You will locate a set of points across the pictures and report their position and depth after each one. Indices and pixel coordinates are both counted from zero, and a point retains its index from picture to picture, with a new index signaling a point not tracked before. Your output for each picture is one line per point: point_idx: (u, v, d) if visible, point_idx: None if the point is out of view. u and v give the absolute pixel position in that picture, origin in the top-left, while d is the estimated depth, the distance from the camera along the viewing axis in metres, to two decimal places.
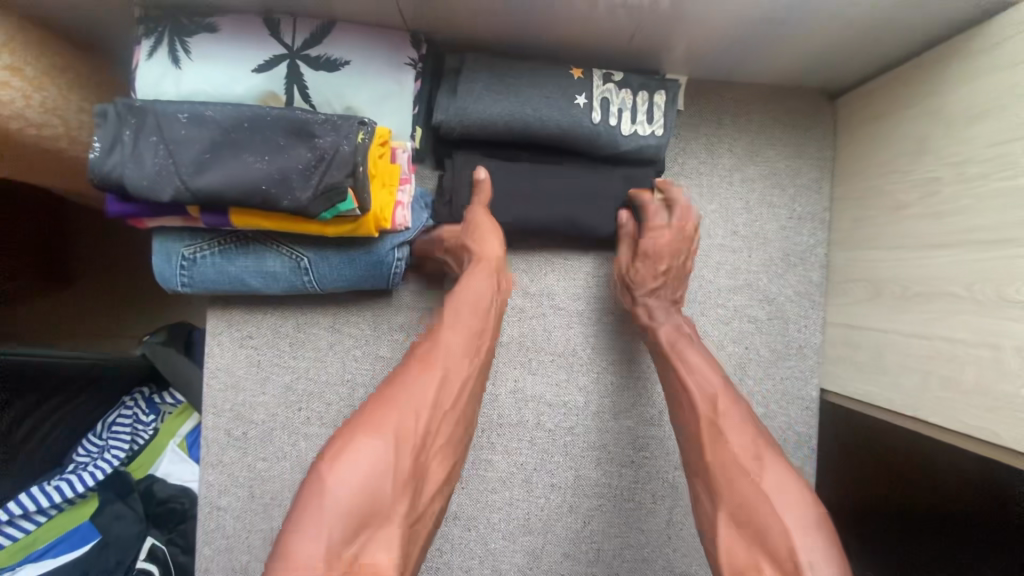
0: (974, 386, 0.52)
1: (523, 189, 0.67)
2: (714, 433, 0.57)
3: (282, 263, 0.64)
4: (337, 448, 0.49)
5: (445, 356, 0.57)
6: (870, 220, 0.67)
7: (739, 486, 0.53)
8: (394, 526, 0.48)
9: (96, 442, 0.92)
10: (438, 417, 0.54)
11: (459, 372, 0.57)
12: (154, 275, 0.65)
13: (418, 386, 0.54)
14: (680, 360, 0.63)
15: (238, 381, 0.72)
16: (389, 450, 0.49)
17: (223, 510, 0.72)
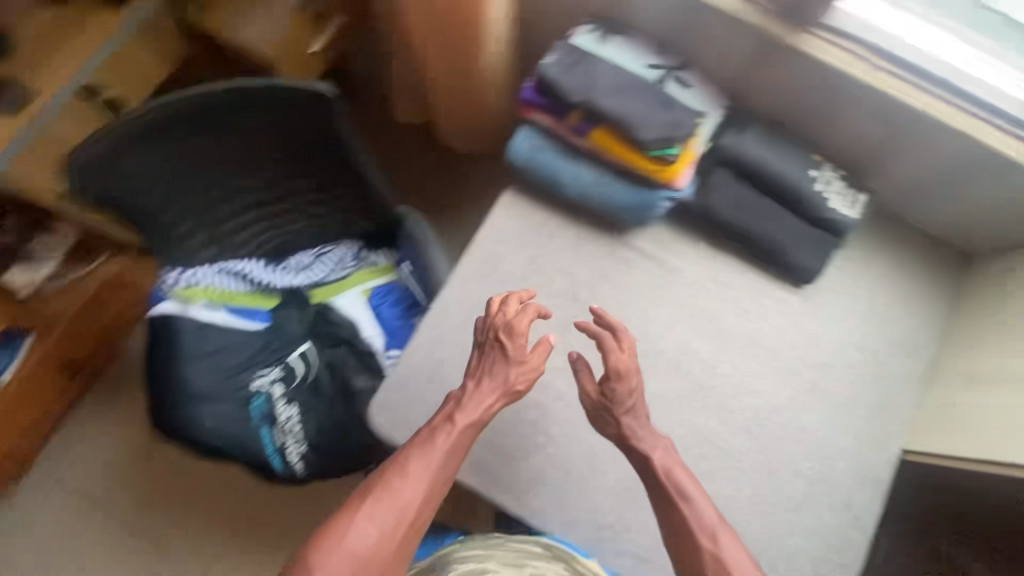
0: None
1: (757, 208, 0.97)
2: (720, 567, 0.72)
3: (591, 175, 0.95)
4: (322, 549, 0.73)
5: (418, 481, 0.78)
6: (980, 336, 0.93)
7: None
8: None
9: (307, 259, 1.29)
10: (403, 517, 0.76)
11: (428, 484, 0.79)
12: (510, 146, 0.96)
13: (397, 501, 0.77)
14: (681, 495, 0.78)
15: (503, 239, 1.00)
16: (352, 564, 0.73)
17: (449, 315, 0.97)
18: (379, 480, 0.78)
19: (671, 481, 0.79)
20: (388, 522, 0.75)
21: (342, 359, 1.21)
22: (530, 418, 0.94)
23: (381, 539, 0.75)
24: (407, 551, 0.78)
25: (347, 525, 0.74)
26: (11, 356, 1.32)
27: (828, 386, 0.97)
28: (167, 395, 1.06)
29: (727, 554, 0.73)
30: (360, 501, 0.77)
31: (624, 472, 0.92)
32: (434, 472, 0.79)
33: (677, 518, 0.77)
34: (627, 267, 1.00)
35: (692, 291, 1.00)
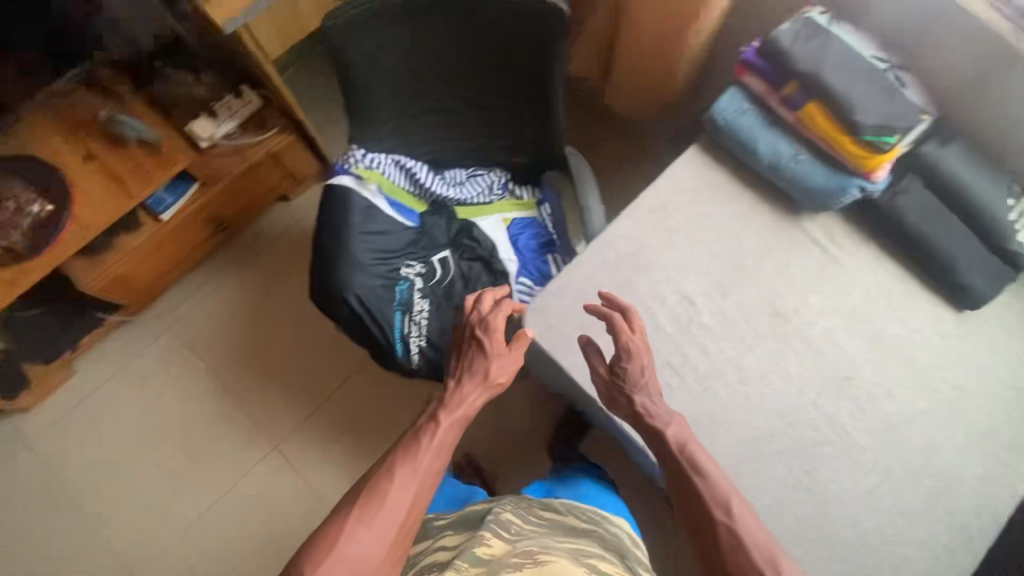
0: None
1: (943, 220, 0.97)
2: (743, 543, 0.69)
3: (789, 149, 0.97)
4: (320, 552, 0.69)
5: (411, 481, 0.76)
6: None
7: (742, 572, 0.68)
8: None
9: (460, 177, 1.36)
10: (405, 507, 0.75)
11: (426, 480, 0.78)
12: (715, 104, 0.99)
13: (388, 504, 0.74)
14: (699, 473, 0.76)
15: (679, 190, 1.03)
16: (351, 563, 0.69)
17: (613, 247, 1.00)
18: (369, 483, 0.76)
19: (690, 463, 0.77)
20: (389, 516, 0.73)
21: (476, 275, 1.27)
22: (671, 362, 0.95)
23: (379, 545, 0.71)
24: (401, 556, 0.74)
25: (336, 534, 0.70)
26: (178, 196, 1.45)
27: (968, 413, 0.96)
28: (328, 257, 1.13)
29: (744, 529, 0.70)
30: (354, 504, 0.73)
31: (749, 437, 0.93)
32: (428, 468, 0.79)
33: (694, 497, 0.74)
34: (793, 248, 1.01)
35: (852, 287, 1.01)
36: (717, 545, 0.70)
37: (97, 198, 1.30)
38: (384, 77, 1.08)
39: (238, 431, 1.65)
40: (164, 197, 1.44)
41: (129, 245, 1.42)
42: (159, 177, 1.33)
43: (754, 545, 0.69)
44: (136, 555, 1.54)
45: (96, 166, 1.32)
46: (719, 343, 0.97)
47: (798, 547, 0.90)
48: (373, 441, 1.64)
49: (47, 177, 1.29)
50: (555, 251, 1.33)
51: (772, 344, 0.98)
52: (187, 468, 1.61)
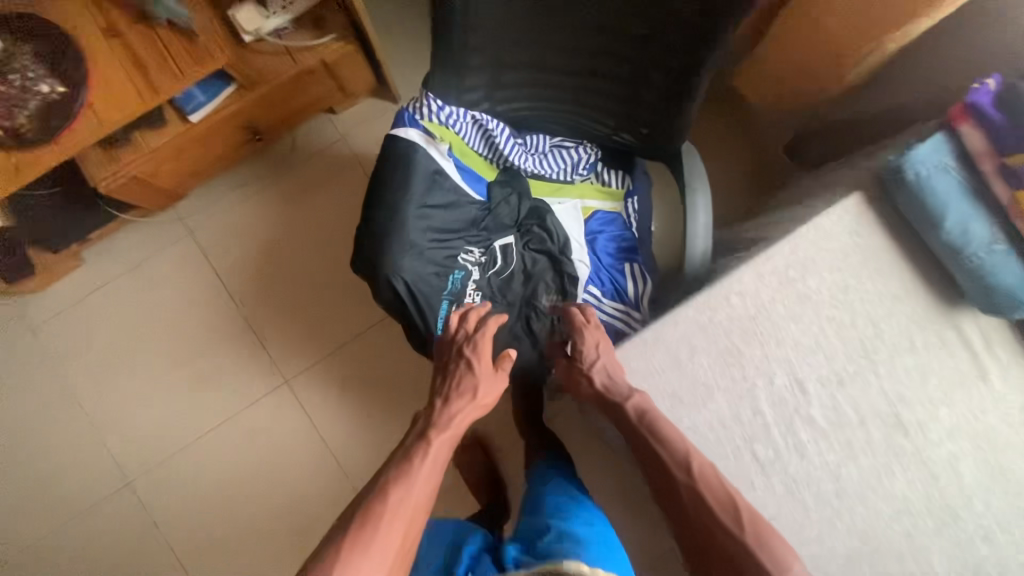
0: None
1: None
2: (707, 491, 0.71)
3: (985, 233, 0.75)
4: None
5: (409, 503, 0.75)
6: None
7: (715, 532, 0.69)
8: None
9: (543, 146, 1.13)
10: (408, 516, 0.74)
11: (420, 497, 0.77)
12: (910, 150, 0.76)
13: (382, 528, 0.72)
14: (656, 432, 0.75)
15: (824, 249, 0.82)
16: None
17: (729, 304, 0.82)
18: (362, 508, 0.74)
19: (641, 421, 0.76)
20: (391, 531, 0.72)
21: (538, 270, 1.10)
22: (760, 456, 0.80)
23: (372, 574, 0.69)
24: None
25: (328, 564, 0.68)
26: (212, 96, 1.23)
27: None
28: (380, 227, 0.94)
29: (702, 480, 0.71)
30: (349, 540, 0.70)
31: (822, 557, 0.79)
32: (420, 491, 0.78)
33: (655, 458, 0.74)
34: (938, 348, 0.83)
35: (993, 409, 0.83)
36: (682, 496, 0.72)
37: (115, 84, 1.09)
38: (493, 17, 0.83)
39: (250, 356, 1.56)
40: (196, 94, 1.23)
41: (151, 144, 1.23)
42: (188, 71, 1.10)
43: (716, 500, 0.70)
44: (130, 456, 1.51)
45: (120, 44, 1.10)
46: (823, 445, 0.81)
47: None
48: (388, 397, 1.56)
49: (63, 48, 1.08)
50: (635, 260, 1.13)
51: (884, 457, 0.81)
52: (194, 383, 1.55)
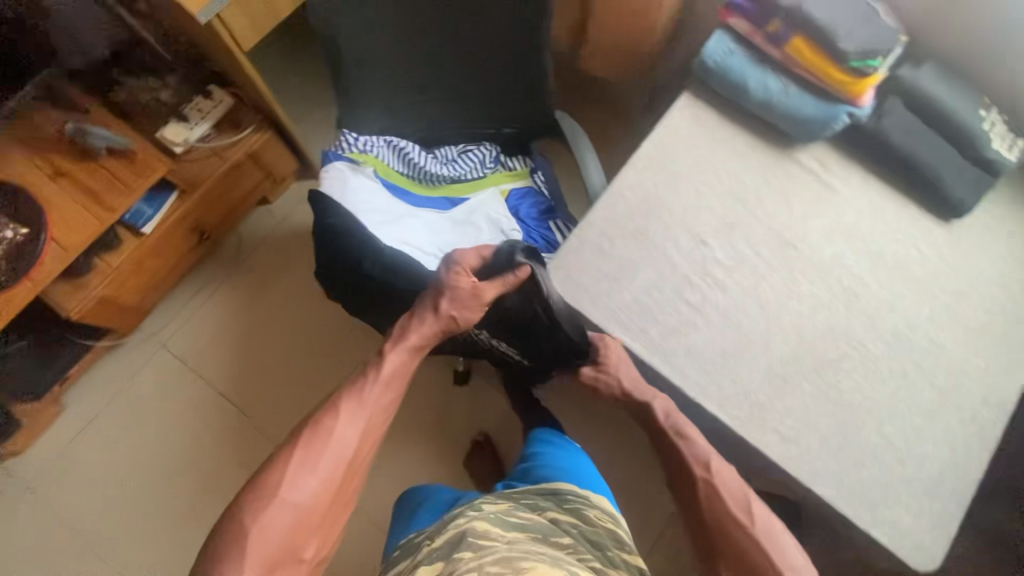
0: None
1: (925, 135, 1.03)
2: (717, 484, 0.83)
3: (778, 83, 1.01)
4: (259, 503, 0.74)
5: (353, 422, 0.84)
6: None
7: (702, 502, 0.83)
8: (303, 554, 0.75)
9: (451, 154, 1.36)
10: (354, 441, 0.83)
11: (367, 417, 0.85)
12: (706, 46, 1.02)
13: (332, 445, 0.81)
14: (683, 437, 0.90)
15: (678, 135, 1.06)
16: (297, 505, 0.75)
17: (625, 196, 1.02)
18: (314, 421, 0.82)
19: (680, 434, 0.91)
20: (334, 453, 0.80)
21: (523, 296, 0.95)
22: (694, 301, 0.98)
23: (315, 491, 0.77)
24: (344, 497, 0.81)
25: (285, 469, 0.77)
26: (158, 207, 1.39)
27: (966, 313, 1.03)
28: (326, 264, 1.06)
29: (720, 481, 0.84)
30: (298, 453, 0.79)
31: (773, 357, 0.97)
32: (368, 414, 0.86)
33: (685, 460, 0.88)
34: (791, 179, 1.06)
35: (849, 209, 1.05)
36: (704, 504, 0.83)
37: (72, 217, 1.23)
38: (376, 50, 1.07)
39: (248, 439, 1.60)
40: (142, 209, 1.38)
41: (112, 264, 1.36)
42: (135, 185, 1.28)
43: (729, 493, 0.82)
44: None
45: (67, 182, 1.25)
46: (739, 275, 1.00)
47: (837, 459, 0.95)
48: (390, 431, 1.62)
49: (15, 198, 1.21)
50: (556, 216, 1.35)
51: (787, 271, 1.01)
52: (200, 485, 1.56)
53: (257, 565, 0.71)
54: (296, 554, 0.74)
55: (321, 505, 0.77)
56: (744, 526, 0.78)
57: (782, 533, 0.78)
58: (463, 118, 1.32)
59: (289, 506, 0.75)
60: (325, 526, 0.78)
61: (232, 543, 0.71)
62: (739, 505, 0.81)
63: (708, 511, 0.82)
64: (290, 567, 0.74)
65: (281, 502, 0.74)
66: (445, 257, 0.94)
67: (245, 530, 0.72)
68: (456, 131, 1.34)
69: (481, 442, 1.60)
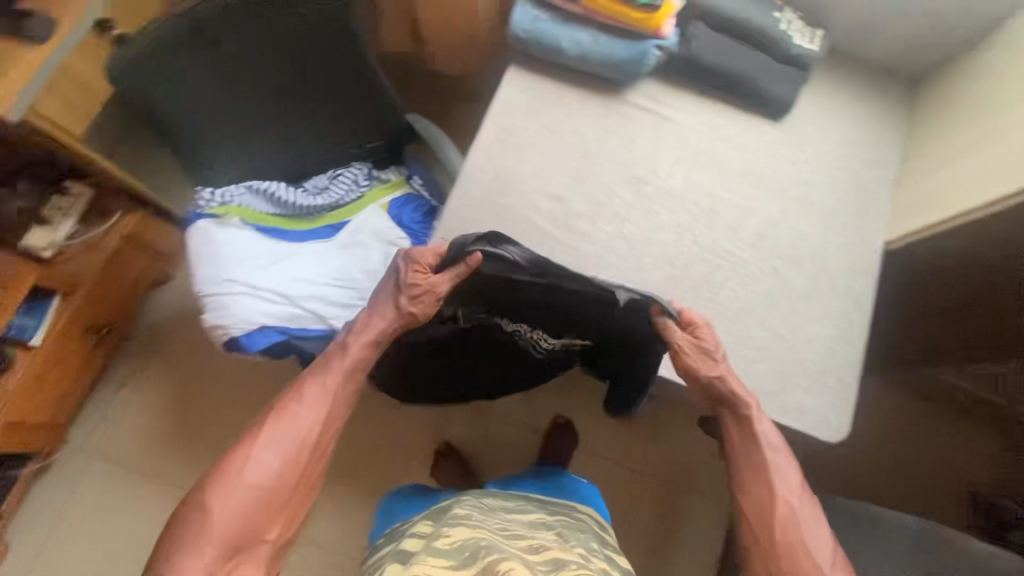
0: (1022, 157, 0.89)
1: (734, 48, 1.10)
2: (796, 519, 0.84)
3: (586, 36, 1.06)
4: (220, 485, 0.80)
5: (315, 407, 0.88)
6: (930, 134, 1.11)
7: (770, 515, 0.84)
8: (265, 537, 0.81)
9: (322, 183, 1.36)
10: (317, 426, 0.87)
11: (330, 404, 0.89)
12: (511, 20, 1.07)
13: (295, 429, 0.86)
14: (781, 462, 0.88)
15: (514, 109, 1.10)
16: (258, 489, 0.81)
17: (478, 178, 1.06)
18: (276, 409, 0.87)
19: (782, 461, 0.88)
20: (296, 438, 0.85)
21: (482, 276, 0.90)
22: (565, 258, 1.04)
23: (274, 475, 0.82)
24: (308, 482, 0.86)
25: (247, 455, 0.82)
26: (42, 316, 1.35)
27: (817, 198, 1.10)
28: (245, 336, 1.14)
29: (803, 515, 0.84)
30: (262, 438, 0.84)
31: (651, 289, 1.03)
32: (329, 401, 0.89)
33: (779, 479, 0.87)
34: (628, 121, 1.12)
35: (688, 133, 1.12)
36: (777, 523, 0.84)
37: None
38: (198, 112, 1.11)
39: None
40: (26, 323, 1.33)
41: (7, 386, 1.31)
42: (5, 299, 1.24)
43: (810, 536, 0.83)
44: None
45: None
46: (602, 223, 1.06)
47: (735, 362, 1.01)
48: (352, 467, 1.62)
49: None
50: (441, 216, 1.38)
51: (645, 207, 1.08)
52: None
53: (218, 547, 0.77)
54: (258, 536, 0.80)
55: (281, 489, 0.83)
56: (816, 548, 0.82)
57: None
58: (322, 147, 1.34)
59: (247, 491, 0.80)
60: (287, 511, 0.83)
61: (197, 525, 0.77)
62: (817, 556, 0.82)
63: (777, 531, 0.83)
64: (252, 549, 0.80)
65: (241, 487, 0.80)
66: (404, 255, 0.96)
67: (205, 513, 0.78)
68: (319, 160, 1.35)
69: (444, 452, 1.60)
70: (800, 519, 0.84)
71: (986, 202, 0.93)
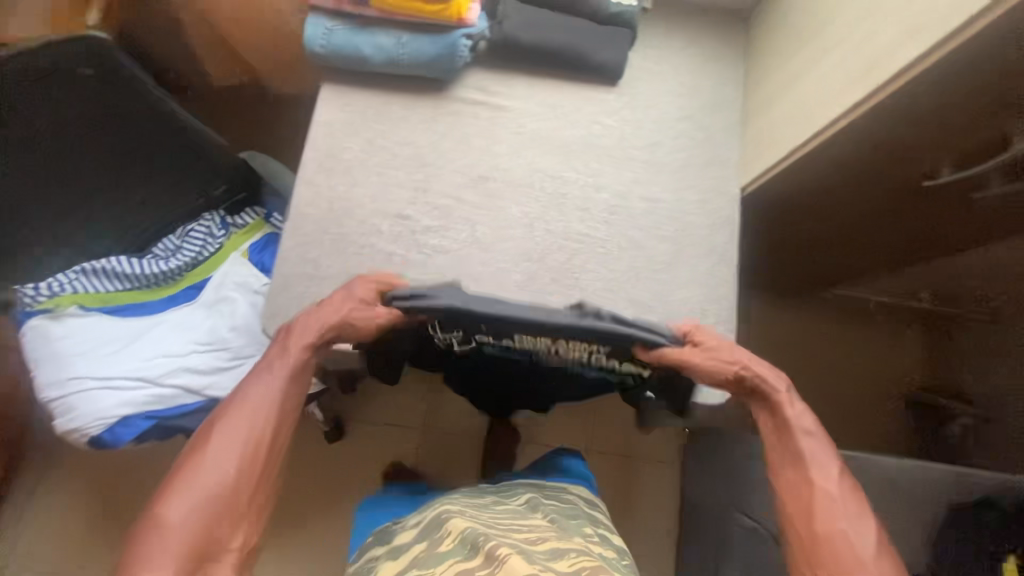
0: (833, 85, 0.86)
1: (548, 19, 1.04)
2: (831, 508, 0.76)
3: (388, 39, 0.99)
4: (170, 498, 0.73)
5: (263, 404, 0.81)
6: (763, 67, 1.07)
7: (805, 502, 0.77)
8: (229, 550, 0.74)
9: (173, 243, 1.27)
10: (269, 422, 0.80)
11: (277, 401, 0.82)
12: (304, 37, 0.98)
13: (245, 428, 0.79)
14: (816, 448, 0.81)
15: (335, 130, 1.02)
16: (213, 495, 0.74)
17: (308, 215, 0.99)
18: (225, 410, 0.81)
19: (819, 447, 0.81)
20: (248, 437, 0.79)
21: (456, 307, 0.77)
22: (417, 276, 0.98)
23: (230, 475, 0.76)
24: (268, 485, 0.79)
25: (199, 460, 0.76)
26: None
27: (666, 157, 1.06)
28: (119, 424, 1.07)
29: (843, 503, 0.76)
30: (213, 440, 0.78)
31: (512, 290, 0.99)
32: (275, 400, 0.82)
33: (814, 465, 0.79)
34: (458, 119, 1.05)
35: (522, 118, 1.06)
36: (815, 510, 0.76)
37: None
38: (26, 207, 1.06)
39: None
40: None
41: None
42: None
43: (853, 530, 0.74)
44: None
45: None
46: (450, 232, 1.01)
47: None
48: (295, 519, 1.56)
49: None
50: None
51: (492, 205, 1.02)
52: None
53: (181, 556, 0.70)
54: (221, 546, 0.73)
55: (241, 488, 0.76)
56: (864, 534, 0.73)
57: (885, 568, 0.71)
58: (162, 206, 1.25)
59: (206, 494, 0.74)
60: (251, 518, 0.77)
61: (151, 543, 0.70)
62: (864, 549, 0.72)
63: (815, 519, 0.76)
64: (217, 556, 0.73)
65: (197, 490, 0.74)
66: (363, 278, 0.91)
67: (162, 523, 0.71)
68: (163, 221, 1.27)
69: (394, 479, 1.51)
70: (841, 508, 0.75)
71: (810, 136, 0.90)
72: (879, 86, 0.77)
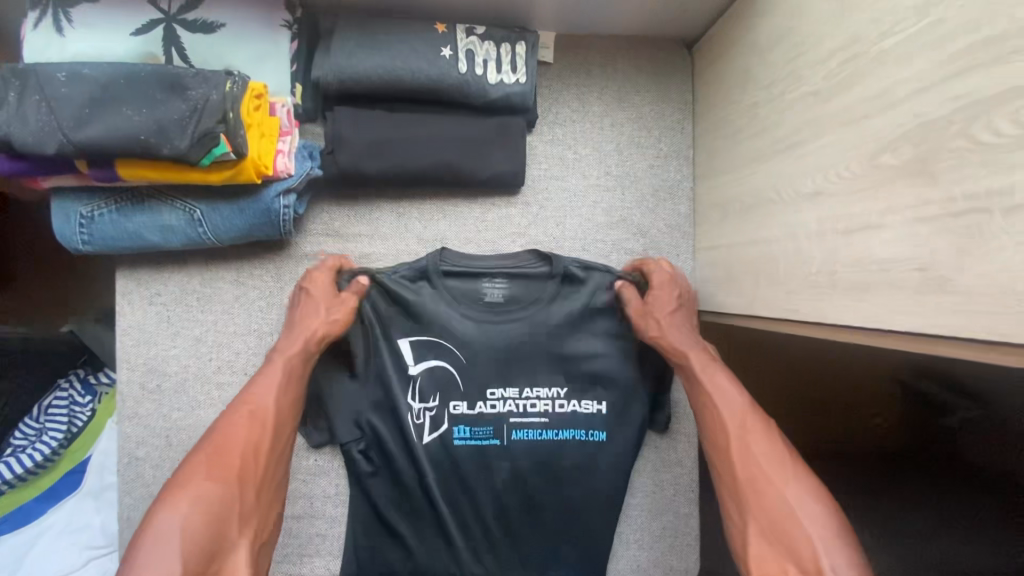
0: (789, 265, 0.58)
1: (401, 135, 0.72)
2: (744, 452, 0.58)
3: (176, 216, 0.69)
4: (175, 492, 0.54)
5: (263, 397, 0.63)
6: (711, 144, 0.77)
7: (722, 449, 0.60)
8: (244, 551, 0.55)
9: (33, 426, 0.88)
10: (282, 414, 0.63)
11: (278, 402, 0.64)
12: (55, 235, 0.68)
13: (254, 416, 0.61)
14: (720, 382, 0.64)
15: (150, 336, 0.77)
16: (222, 490, 0.55)
17: (142, 459, 0.77)
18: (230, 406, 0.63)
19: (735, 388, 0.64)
20: (256, 425, 0.61)
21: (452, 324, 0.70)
22: (298, 510, 0.79)
23: (235, 467, 0.57)
24: (275, 488, 0.61)
25: (204, 447, 0.58)
26: None
27: None
28: None
29: (762, 447, 0.58)
30: (215, 430, 0.60)
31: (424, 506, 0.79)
32: (278, 392, 0.64)
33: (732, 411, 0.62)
34: None
35: None
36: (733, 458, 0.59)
37: None
38: None
39: None
40: None
41: None
42: None
43: (774, 474, 0.56)
44: None
45: None
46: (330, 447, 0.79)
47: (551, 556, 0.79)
48: None
49: None
50: None
51: None
52: None
53: (190, 556, 0.50)
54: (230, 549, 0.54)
55: (249, 484, 0.57)
56: (799, 492, 0.54)
57: (802, 509, 0.53)
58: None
59: (213, 480, 0.55)
60: (261, 524, 0.58)
61: (149, 552, 0.50)
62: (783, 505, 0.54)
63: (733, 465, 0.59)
64: (225, 563, 0.53)
65: (205, 477, 0.55)
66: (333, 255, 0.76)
67: (154, 529, 0.51)
68: None
69: None
70: (760, 462, 0.57)
71: (772, 322, 0.62)
72: (847, 326, 0.49)
